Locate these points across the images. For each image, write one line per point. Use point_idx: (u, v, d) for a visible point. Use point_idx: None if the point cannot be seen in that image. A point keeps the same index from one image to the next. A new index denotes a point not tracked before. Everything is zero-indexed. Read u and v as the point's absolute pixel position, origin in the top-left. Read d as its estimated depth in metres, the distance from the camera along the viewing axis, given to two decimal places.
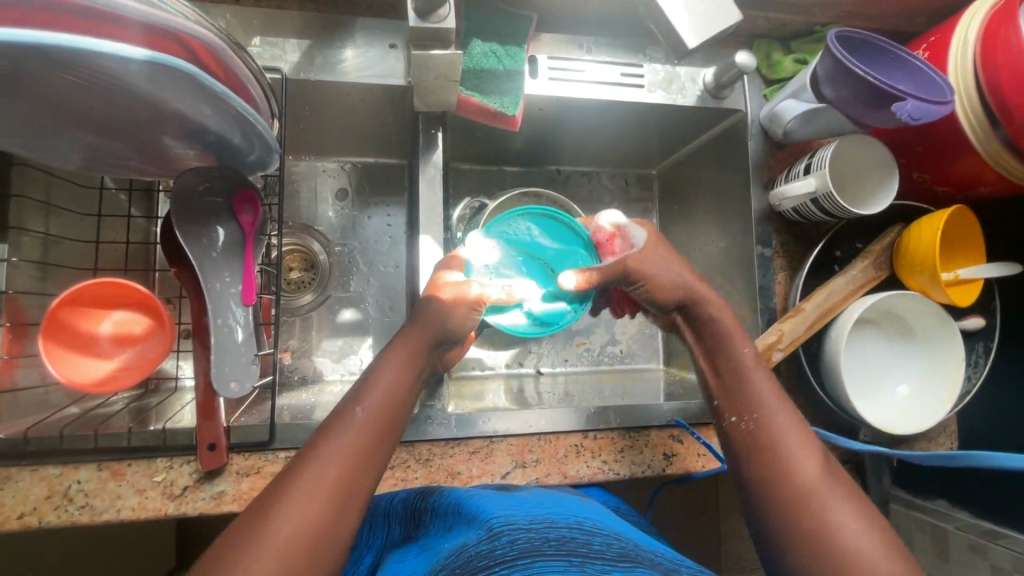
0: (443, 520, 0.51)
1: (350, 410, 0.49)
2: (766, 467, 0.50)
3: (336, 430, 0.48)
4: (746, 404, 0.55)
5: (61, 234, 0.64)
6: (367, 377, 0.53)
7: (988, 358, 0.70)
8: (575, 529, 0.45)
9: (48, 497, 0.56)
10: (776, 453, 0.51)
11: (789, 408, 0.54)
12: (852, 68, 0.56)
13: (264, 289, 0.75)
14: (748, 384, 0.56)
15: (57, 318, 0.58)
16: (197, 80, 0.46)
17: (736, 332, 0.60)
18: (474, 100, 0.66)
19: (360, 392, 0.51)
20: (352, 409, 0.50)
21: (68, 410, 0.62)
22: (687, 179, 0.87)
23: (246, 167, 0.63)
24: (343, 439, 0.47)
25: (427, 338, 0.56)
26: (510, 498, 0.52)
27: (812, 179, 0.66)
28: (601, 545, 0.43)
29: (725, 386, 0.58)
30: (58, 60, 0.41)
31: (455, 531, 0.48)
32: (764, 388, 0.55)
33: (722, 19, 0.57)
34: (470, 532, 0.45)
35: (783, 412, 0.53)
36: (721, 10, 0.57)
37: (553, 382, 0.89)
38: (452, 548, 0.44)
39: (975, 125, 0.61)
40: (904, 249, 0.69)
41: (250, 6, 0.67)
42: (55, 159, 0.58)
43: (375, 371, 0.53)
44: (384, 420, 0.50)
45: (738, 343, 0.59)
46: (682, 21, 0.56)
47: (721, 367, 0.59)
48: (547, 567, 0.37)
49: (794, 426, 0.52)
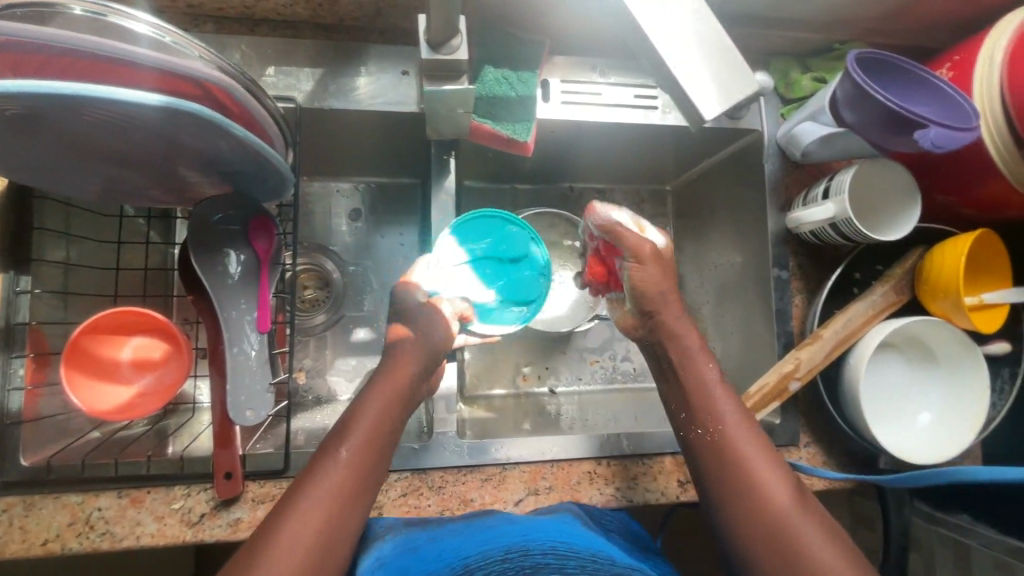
0: (400, 541, 0.52)
1: (333, 450, 0.49)
2: (730, 490, 0.50)
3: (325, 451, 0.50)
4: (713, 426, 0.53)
5: (83, 262, 0.65)
6: (366, 402, 0.52)
7: (1014, 384, 0.69)
8: None
9: (70, 524, 0.57)
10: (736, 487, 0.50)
11: (752, 426, 0.54)
12: (872, 93, 0.55)
13: (278, 312, 0.75)
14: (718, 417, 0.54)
15: (77, 346, 0.60)
16: (210, 120, 0.46)
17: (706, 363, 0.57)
18: (486, 127, 0.65)
19: (375, 407, 0.52)
20: (367, 433, 0.51)
21: (90, 435, 0.63)
22: (704, 196, 0.86)
23: (262, 196, 0.64)
24: (324, 482, 0.47)
25: None
26: (487, 534, 0.52)
27: (831, 205, 0.65)
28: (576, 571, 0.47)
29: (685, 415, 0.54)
30: (74, 105, 0.42)
31: None
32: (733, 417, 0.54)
33: (736, 94, 0.41)
34: None
35: (750, 444, 0.52)
36: (727, 67, 0.41)
37: (568, 402, 0.88)
38: None
39: (1001, 147, 0.60)
40: (926, 273, 0.67)
41: (264, 36, 0.68)
42: (77, 191, 0.59)
43: (370, 389, 0.53)
44: (370, 454, 0.50)
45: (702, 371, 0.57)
46: (704, 92, 0.41)
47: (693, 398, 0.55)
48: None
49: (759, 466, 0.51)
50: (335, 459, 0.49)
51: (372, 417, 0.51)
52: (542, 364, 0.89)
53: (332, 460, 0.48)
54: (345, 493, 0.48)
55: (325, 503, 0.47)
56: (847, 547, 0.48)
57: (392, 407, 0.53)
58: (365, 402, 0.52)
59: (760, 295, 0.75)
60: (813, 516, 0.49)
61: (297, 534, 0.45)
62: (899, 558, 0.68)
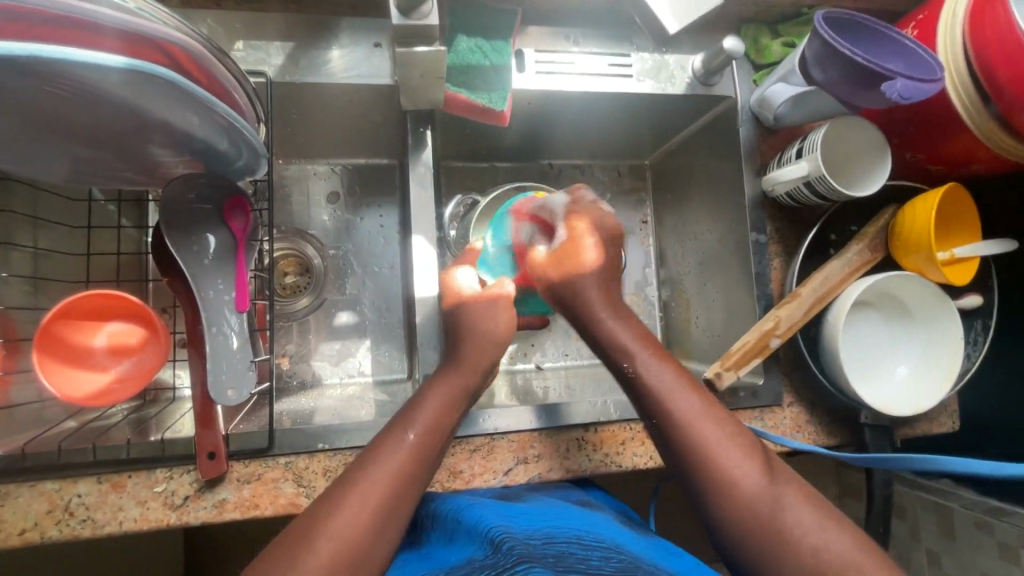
0: (442, 528, 0.53)
1: (402, 432, 0.51)
2: (709, 482, 0.49)
3: (364, 454, 0.50)
4: (662, 413, 0.53)
5: (52, 247, 0.63)
6: (426, 397, 0.54)
7: (986, 337, 0.70)
8: (576, 544, 0.46)
9: (49, 512, 0.56)
10: (709, 473, 0.50)
11: (706, 399, 0.53)
12: (841, 49, 0.56)
13: (258, 295, 0.74)
14: (663, 401, 0.53)
15: (48, 332, 0.58)
16: (178, 85, 0.45)
17: (634, 343, 0.57)
18: (462, 96, 0.65)
19: (434, 401, 0.54)
20: (429, 423, 0.52)
21: (66, 424, 0.62)
22: (682, 167, 0.86)
23: (235, 174, 0.63)
24: (393, 459, 0.49)
25: (469, 373, 0.57)
26: (508, 509, 0.53)
27: (805, 163, 0.66)
28: (600, 560, 0.44)
29: (633, 391, 0.56)
30: (33, 70, 0.40)
31: (457, 545, 0.48)
32: (685, 404, 0.52)
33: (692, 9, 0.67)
34: (472, 547, 0.46)
35: (706, 422, 0.51)
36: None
37: (556, 377, 0.89)
38: (456, 561, 0.46)
39: (965, 99, 0.61)
40: (898, 230, 0.68)
41: (232, 10, 0.67)
42: (43, 172, 0.57)
43: (434, 385, 0.56)
44: (433, 442, 0.51)
45: (624, 355, 0.56)
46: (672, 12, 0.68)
47: (635, 385, 0.55)
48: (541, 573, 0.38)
49: (729, 439, 0.51)
50: (401, 442, 0.50)
51: (437, 408, 0.53)
52: (528, 341, 0.89)
53: (398, 441, 0.50)
54: (400, 481, 0.48)
55: (390, 476, 0.48)
56: (845, 525, 0.47)
57: (456, 399, 0.55)
58: (422, 402, 0.54)
59: (740, 259, 0.76)
60: (793, 491, 0.48)
61: (348, 525, 0.44)
62: (882, 510, 0.69)
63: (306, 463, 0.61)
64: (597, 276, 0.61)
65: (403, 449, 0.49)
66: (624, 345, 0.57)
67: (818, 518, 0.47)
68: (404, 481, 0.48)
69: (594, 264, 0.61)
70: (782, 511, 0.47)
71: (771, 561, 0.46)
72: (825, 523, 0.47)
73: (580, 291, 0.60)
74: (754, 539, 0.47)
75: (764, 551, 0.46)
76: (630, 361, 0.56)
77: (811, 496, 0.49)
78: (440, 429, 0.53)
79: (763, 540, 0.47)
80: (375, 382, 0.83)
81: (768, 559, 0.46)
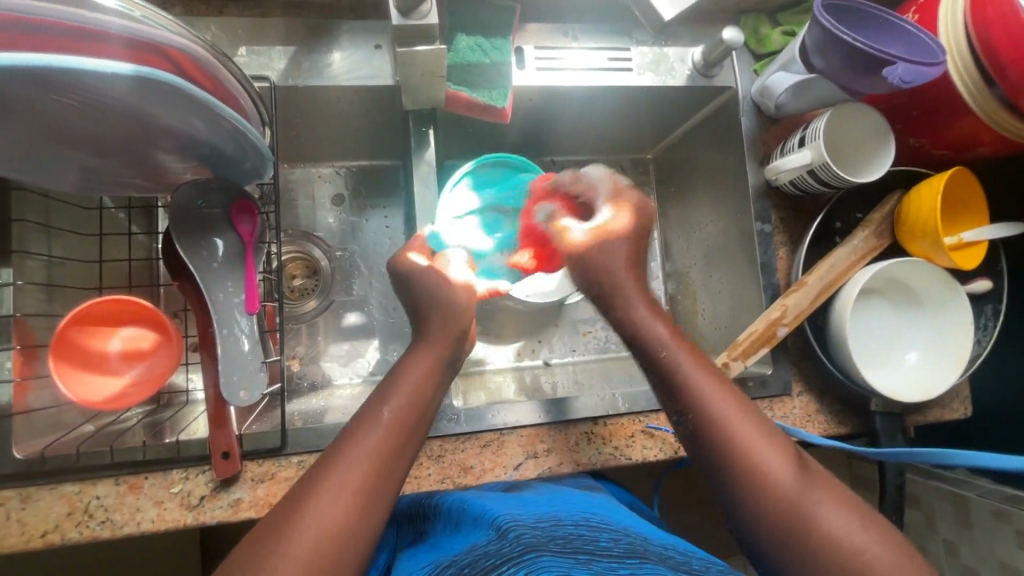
0: (446, 518, 0.53)
1: (376, 412, 0.51)
2: (745, 478, 0.49)
3: (344, 434, 0.50)
4: (696, 405, 0.53)
5: (64, 255, 0.64)
6: (417, 364, 0.55)
7: (997, 321, 0.70)
8: (582, 525, 0.47)
9: (69, 514, 0.57)
10: (744, 468, 0.49)
11: (740, 395, 0.54)
12: (840, 35, 0.56)
13: (266, 297, 0.75)
14: (697, 393, 0.53)
15: (65, 338, 0.59)
16: (184, 91, 0.46)
17: (669, 335, 0.56)
18: (463, 94, 0.66)
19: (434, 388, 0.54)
20: (406, 396, 0.53)
21: (83, 428, 0.63)
22: (684, 160, 0.87)
23: (242, 177, 0.64)
24: (374, 437, 0.49)
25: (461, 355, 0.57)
26: (515, 499, 0.53)
27: (808, 151, 0.66)
28: (607, 540, 0.45)
29: (664, 381, 0.55)
30: (47, 80, 0.41)
31: (462, 532, 0.49)
32: (720, 398, 0.53)
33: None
34: (477, 533, 0.47)
35: (741, 418, 0.52)
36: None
37: (564, 373, 0.89)
38: (461, 548, 0.46)
39: (969, 85, 0.60)
40: (904, 216, 0.68)
41: (233, 17, 0.68)
42: (54, 181, 0.58)
43: (414, 357, 0.56)
44: (411, 419, 0.52)
45: (659, 344, 0.56)
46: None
47: (669, 377, 0.55)
48: (552, 562, 0.39)
49: (762, 437, 0.51)
50: (378, 419, 0.51)
51: (417, 379, 0.54)
52: (536, 338, 0.90)
53: (375, 420, 0.50)
54: (382, 456, 0.49)
55: (395, 471, 0.48)
56: (860, 509, 0.47)
57: None
58: (400, 378, 0.54)
59: (746, 250, 0.76)
60: (825, 488, 0.48)
61: (333, 509, 0.45)
62: (895, 498, 0.69)
63: (319, 462, 0.62)
64: (628, 262, 0.60)
65: (383, 426, 0.50)
66: (659, 335, 0.56)
67: (847, 514, 0.46)
68: (383, 457, 0.49)
69: (625, 251, 0.60)
70: (812, 505, 0.47)
71: (807, 556, 0.46)
72: (854, 516, 0.46)
73: (616, 275, 0.59)
74: (786, 537, 0.47)
75: (798, 548, 0.46)
76: (667, 350, 0.56)
77: (844, 496, 0.49)
78: (422, 404, 0.53)
79: (797, 539, 0.46)
80: (384, 382, 0.84)
81: (801, 556, 0.46)
